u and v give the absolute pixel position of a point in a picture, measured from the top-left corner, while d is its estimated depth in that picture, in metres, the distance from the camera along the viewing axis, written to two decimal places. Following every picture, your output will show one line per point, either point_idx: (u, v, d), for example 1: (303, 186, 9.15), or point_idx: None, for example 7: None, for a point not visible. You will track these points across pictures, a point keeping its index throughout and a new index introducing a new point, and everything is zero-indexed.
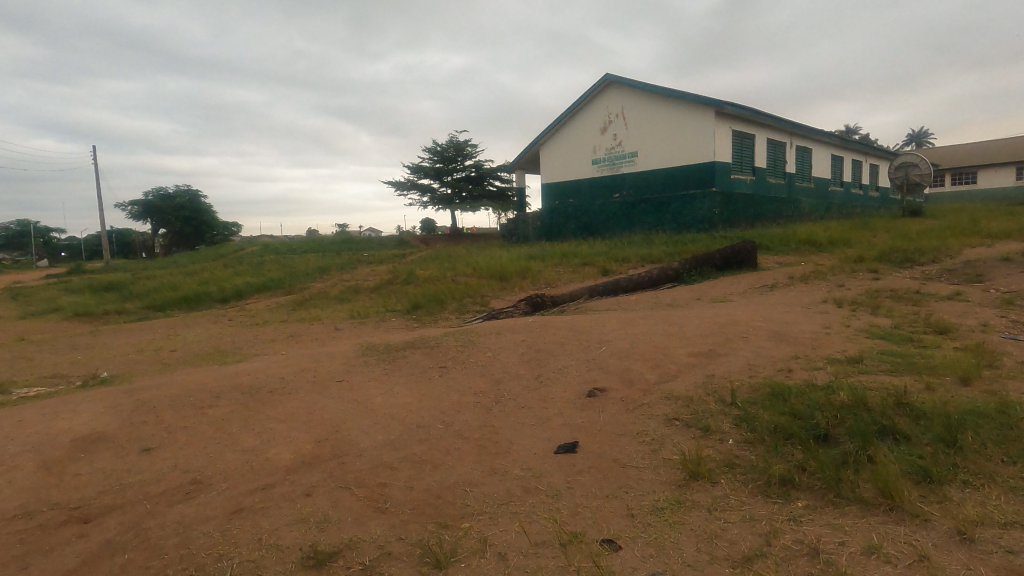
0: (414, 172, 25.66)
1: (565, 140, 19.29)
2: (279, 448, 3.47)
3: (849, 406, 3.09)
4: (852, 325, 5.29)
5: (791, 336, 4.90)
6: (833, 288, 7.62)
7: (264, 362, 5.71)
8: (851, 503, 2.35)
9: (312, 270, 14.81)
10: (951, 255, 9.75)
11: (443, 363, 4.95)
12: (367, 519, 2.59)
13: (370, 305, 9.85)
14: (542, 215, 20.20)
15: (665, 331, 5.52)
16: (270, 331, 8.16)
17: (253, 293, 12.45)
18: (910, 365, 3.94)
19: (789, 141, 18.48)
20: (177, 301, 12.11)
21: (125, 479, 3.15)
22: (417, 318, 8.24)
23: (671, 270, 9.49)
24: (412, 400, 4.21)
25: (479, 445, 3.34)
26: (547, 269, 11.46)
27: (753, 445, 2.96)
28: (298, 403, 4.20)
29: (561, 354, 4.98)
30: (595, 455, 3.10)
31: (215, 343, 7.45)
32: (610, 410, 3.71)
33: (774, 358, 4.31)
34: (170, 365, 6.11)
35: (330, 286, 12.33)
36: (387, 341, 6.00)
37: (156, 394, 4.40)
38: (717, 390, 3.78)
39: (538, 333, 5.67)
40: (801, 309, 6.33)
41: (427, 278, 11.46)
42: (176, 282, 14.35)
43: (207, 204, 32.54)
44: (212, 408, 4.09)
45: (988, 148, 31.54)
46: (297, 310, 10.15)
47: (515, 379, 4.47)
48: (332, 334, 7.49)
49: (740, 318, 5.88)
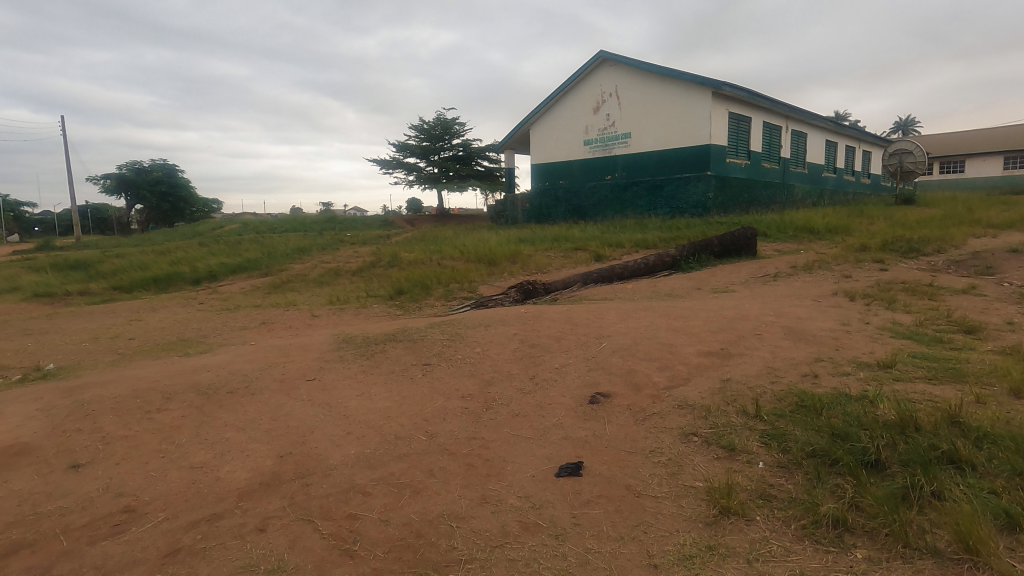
0: (400, 150, 24.94)
1: (556, 119, 18.67)
2: (235, 465, 2.98)
3: (898, 426, 2.67)
4: (872, 322, 4.89)
5: (810, 333, 4.48)
6: (840, 279, 7.25)
7: (228, 355, 5.17)
8: (921, 556, 1.94)
9: (292, 250, 14.14)
10: (956, 245, 9.44)
11: (426, 360, 4.46)
12: (331, 567, 2.14)
13: (351, 289, 9.30)
14: (531, 197, 19.68)
15: (670, 325, 5.10)
16: (240, 317, 7.60)
17: (228, 274, 11.81)
18: (949, 372, 3.54)
19: (784, 124, 18.08)
20: (146, 282, 11.40)
21: (42, 505, 2.65)
22: (401, 305, 7.73)
23: (668, 257, 9.09)
24: (393, 403, 3.75)
25: (468, 464, 2.88)
26: (538, 253, 10.99)
27: (790, 471, 2.55)
28: (264, 407, 3.71)
29: (558, 350, 4.53)
30: (603, 479, 2.66)
31: (178, 330, 6.85)
32: (616, 420, 3.27)
33: (795, 360, 3.89)
34: (125, 357, 5.53)
35: (310, 269, 11.74)
36: (367, 332, 5.51)
37: (98, 395, 3.86)
38: (738, 399, 3.34)
39: (531, 325, 5.21)
40: (811, 301, 5.93)
41: (412, 261, 10.93)
42: (145, 261, 13.57)
43: (185, 179, 31.57)
44: (161, 413, 3.57)
45: (976, 137, 31.54)
46: (272, 294, 9.56)
47: (508, 380, 4.00)
48: (307, 322, 6.95)
49: (749, 311, 5.45)
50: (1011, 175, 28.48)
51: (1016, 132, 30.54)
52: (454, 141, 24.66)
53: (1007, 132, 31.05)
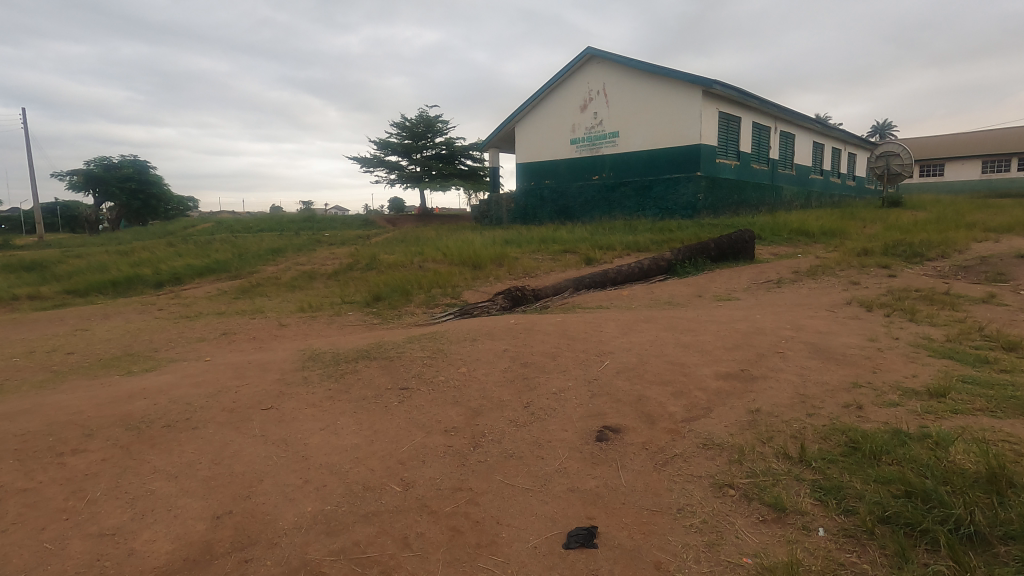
0: (381, 148, 24.23)
1: (542, 117, 18.14)
2: (155, 531, 2.37)
3: (989, 483, 2.16)
4: (902, 337, 4.41)
5: (837, 352, 3.99)
6: (849, 287, 6.82)
7: (175, 374, 4.51)
8: None
9: (265, 251, 13.39)
10: (958, 249, 9.10)
11: (403, 383, 3.85)
12: None
13: (325, 294, 8.64)
14: (517, 196, 19.16)
15: (677, 340, 4.57)
16: (200, 326, 6.91)
17: (193, 276, 11.04)
18: (1013, 402, 3.04)
19: (773, 125, 17.78)
20: (103, 285, 10.57)
21: None
22: (378, 312, 7.12)
23: (663, 261, 8.61)
24: (363, 440, 3.15)
25: (452, 529, 2.32)
26: (524, 256, 10.43)
27: (861, 543, 2.03)
28: (205, 446, 3.09)
29: (554, 371, 3.97)
30: (624, 553, 2.11)
31: (126, 342, 6.13)
32: (630, 465, 2.71)
33: (830, 387, 3.37)
34: (57, 375, 4.83)
35: (282, 271, 11.03)
36: (337, 346, 4.89)
37: (2, 433, 3.22)
38: (775, 437, 2.81)
39: (522, 339, 4.64)
40: (826, 312, 5.46)
41: (392, 264, 10.29)
42: (105, 262, 12.70)
43: (157, 176, 30.36)
44: (76, 456, 2.95)
45: (955, 139, 31.84)
46: (239, 299, 8.85)
47: (499, 410, 3.43)
48: (273, 332, 6.29)
49: (763, 324, 4.94)
50: (988, 177, 28.80)
51: (992, 135, 30.91)
52: (437, 139, 24.02)
53: (985, 134, 31.41)
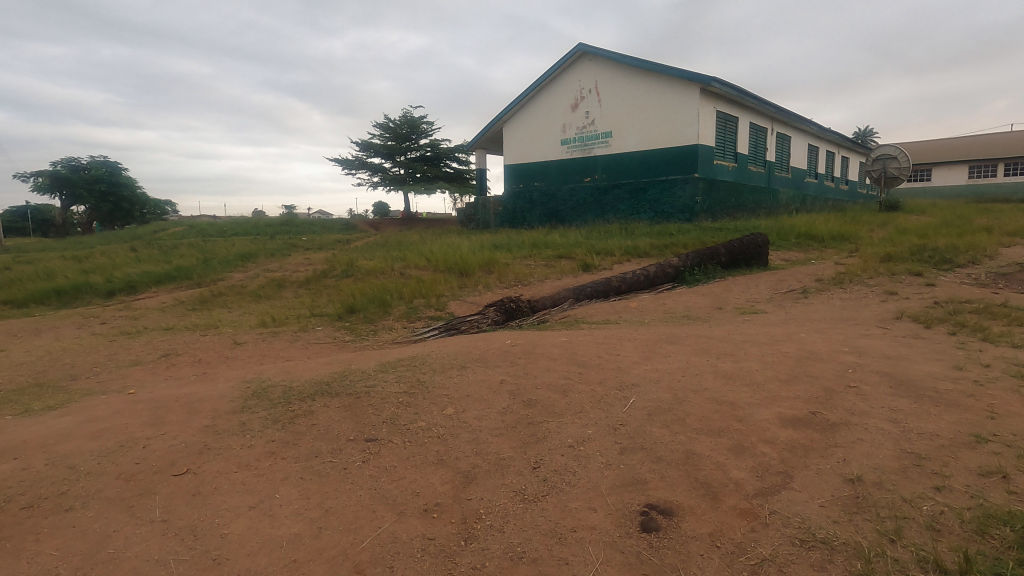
0: (364, 149, 23.23)
1: (530, 117, 17.28)
2: None
3: None
4: (992, 363, 3.57)
5: (929, 388, 3.12)
6: (887, 298, 6.00)
7: (81, 413, 3.54)
8: None
9: (234, 256, 12.30)
10: (987, 255, 8.37)
11: (370, 434, 2.90)
12: None
13: (292, 306, 7.65)
14: (505, 199, 18.28)
15: (716, 367, 3.69)
16: (141, 345, 5.91)
17: (148, 284, 9.95)
18: None
19: (770, 126, 17.14)
20: (46, 296, 9.45)
21: None
22: (350, 327, 6.18)
23: (670, 268, 7.77)
24: (308, 527, 2.21)
25: None
26: (516, 261, 9.55)
27: None
28: (75, 543, 2.15)
29: (567, 414, 3.04)
30: None
31: (44, 366, 5.10)
32: None
33: (947, 441, 2.50)
34: None
35: (250, 279, 9.99)
36: (291, 376, 3.92)
37: None
38: (907, 531, 1.93)
39: (523, 367, 3.71)
40: (878, 329, 4.62)
41: (371, 271, 9.30)
42: (54, 269, 11.53)
43: (129, 177, 28.96)
44: None
45: (941, 144, 31.64)
46: (196, 312, 7.82)
47: (499, 475, 2.51)
48: (224, 353, 5.32)
49: (813, 346, 4.08)
50: (976, 183, 28.56)
51: (978, 139, 30.75)
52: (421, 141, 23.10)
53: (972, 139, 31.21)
